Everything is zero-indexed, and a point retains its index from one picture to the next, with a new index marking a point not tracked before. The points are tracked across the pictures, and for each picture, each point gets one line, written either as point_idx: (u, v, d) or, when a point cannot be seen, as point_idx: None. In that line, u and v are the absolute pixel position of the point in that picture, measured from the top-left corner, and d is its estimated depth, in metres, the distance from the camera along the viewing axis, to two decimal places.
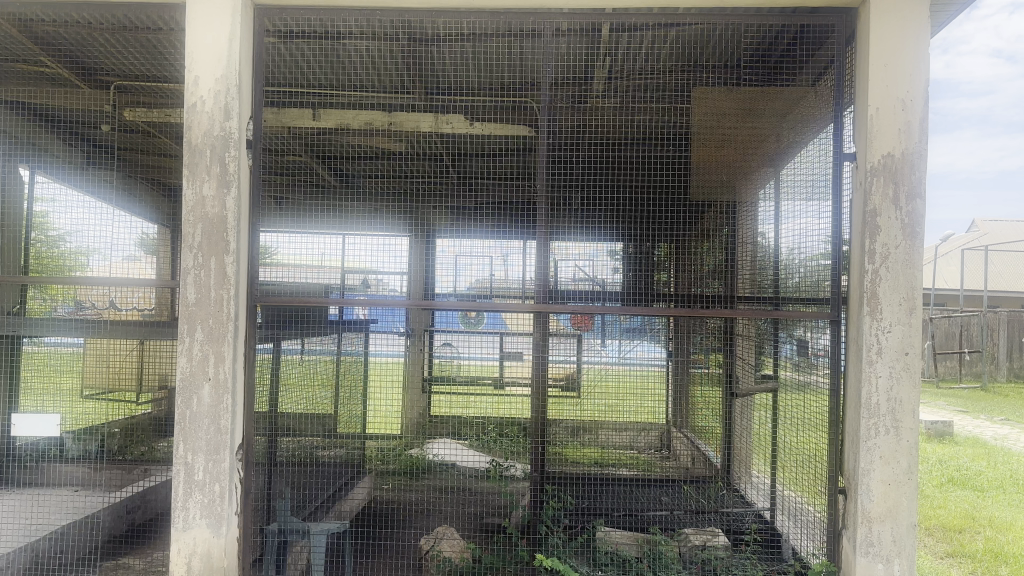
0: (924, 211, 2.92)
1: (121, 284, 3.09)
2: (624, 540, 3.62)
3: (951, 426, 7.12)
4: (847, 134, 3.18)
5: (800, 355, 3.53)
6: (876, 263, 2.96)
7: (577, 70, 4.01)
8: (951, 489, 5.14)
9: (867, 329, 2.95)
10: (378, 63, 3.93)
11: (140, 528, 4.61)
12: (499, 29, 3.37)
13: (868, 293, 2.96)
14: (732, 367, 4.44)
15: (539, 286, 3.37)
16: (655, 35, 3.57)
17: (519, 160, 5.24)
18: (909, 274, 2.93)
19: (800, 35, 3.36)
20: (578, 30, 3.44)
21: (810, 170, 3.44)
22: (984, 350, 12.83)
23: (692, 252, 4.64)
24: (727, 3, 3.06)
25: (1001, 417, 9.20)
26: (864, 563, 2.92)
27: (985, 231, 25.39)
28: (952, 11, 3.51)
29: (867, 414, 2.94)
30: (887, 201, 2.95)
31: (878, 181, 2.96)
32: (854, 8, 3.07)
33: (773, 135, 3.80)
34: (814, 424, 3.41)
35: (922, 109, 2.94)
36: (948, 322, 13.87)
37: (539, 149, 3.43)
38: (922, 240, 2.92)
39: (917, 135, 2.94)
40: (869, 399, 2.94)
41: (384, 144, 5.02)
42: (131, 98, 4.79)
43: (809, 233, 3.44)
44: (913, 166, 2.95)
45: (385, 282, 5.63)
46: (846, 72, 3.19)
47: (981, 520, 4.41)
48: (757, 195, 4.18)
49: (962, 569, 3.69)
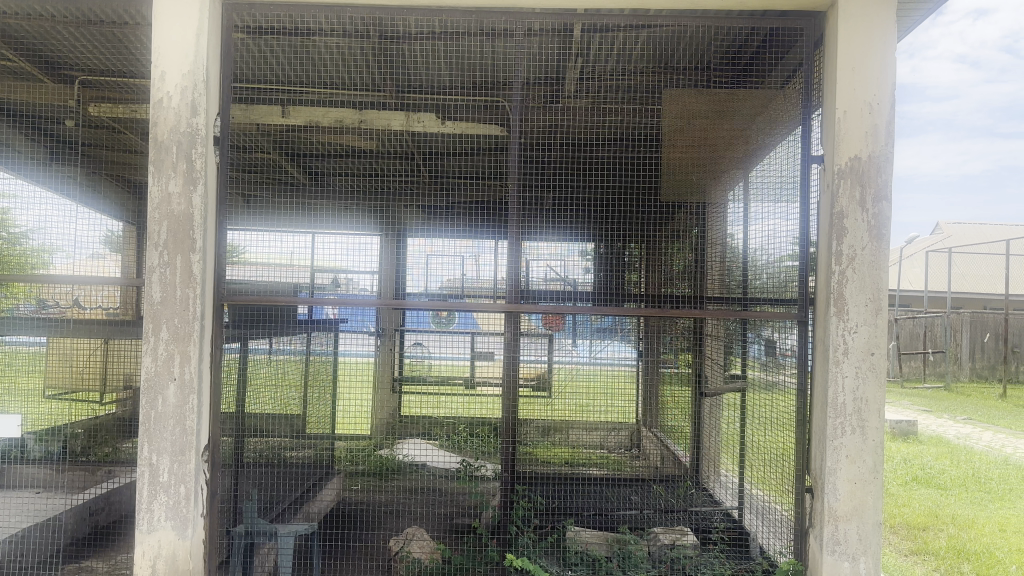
0: (890, 213, 2.97)
1: (84, 282, 3.03)
2: (594, 539, 3.63)
3: (916, 426, 7.25)
4: (814, 136, 3.22)
5: (768, 355, 3.57)
6: (843, 265, 2.99)
7: (549, 70, 4.02)
8: (915, 488, 5.23)
9: (834, 329, 2.98)
10: (350, 60, 3.90)
11: (104, 530, 4.53)
12: (471, 28, 3.37)
13: (835, 294, 2.99)
14: (702, 367, 4.46)
15: (509, 287, 3.36)
16: (626, 37, 3.60)
17: (490, 160, 5.24)
18: (875, 275, 2.97)
19: (770, 38, 3.41)
20: (550, 30, 3.45)
21: (778, 172, 3.48)
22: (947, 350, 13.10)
23: (663, 252, 4.66)
24: (696, 5, 3.08)
25: (965, 416, 9.39)
26: (830, 562, 2.95)
27: (949, 234, 25.91)
28: (917, 16, 3.57)
29: (833, 413, 2.98)
30: (853, 204, 2.99)
31: (845, 183, 3.00)
32: (822, 12, 3.11)
33: (742, 137, 3.83)
34: (781, 424, 3.45)
35: (889, 112, 2.98)
36: (913, 324, 14.16)
37: (510, 148, 3.43)
38: (887, 242, 2.97)
39: (884, 138, 2.98)
40: (835, 398, 2.98)
41: (354, 143, 5.00)
42: (96, 93, 4.71)
43: (776, 234, 3.48)
44: (880, 169, 2.99)
45: (356, 281, 5.58)
46: (814, 75, 3.22)
47: (945, 518, 4.49)
48: (725, 198, 4.20)
49: (926, 567, 3.74)
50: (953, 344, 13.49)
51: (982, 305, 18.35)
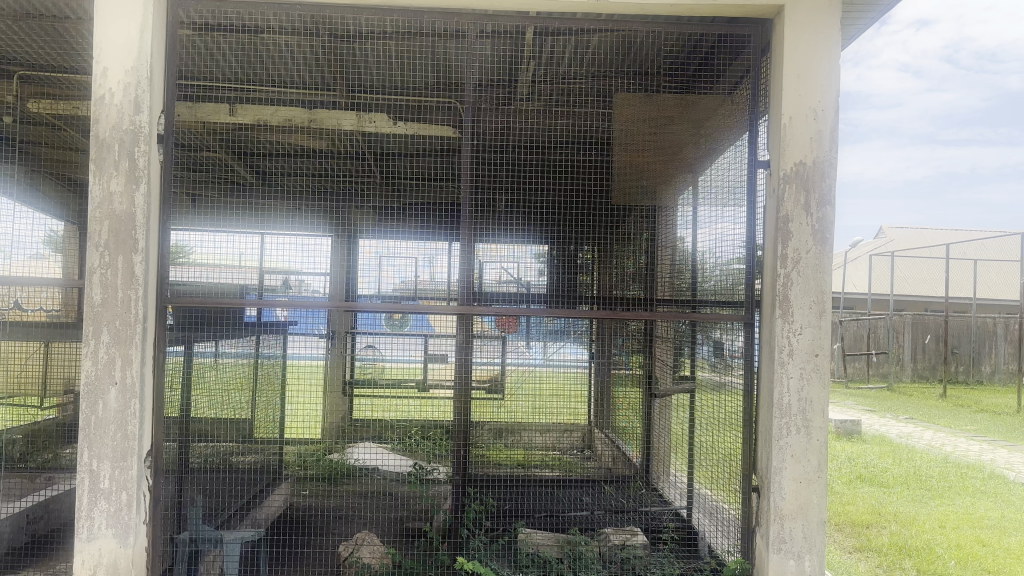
0: (833, 217, 3.03)
1: (20, 283, 2.92)
2: (546, 541, 3.62)
3: (859, 425, 7.42)
4: (761, 142, 3.28)
5: (716, 356, 3.62)
6: (787, 267, 3.05)
7: (500, 72, 4.03)
8: (860, 486, 5.35)
9: (779, 331, 3.04)
10: (300, 59, 3.85)
11: (42, 539, 4.39)
12: (424, 28, 3.35)
13: (780, 297, 3.04)
14: (653, 368, 4.50)
15: (462, 289, 3.36)
16: (577, 41, 3.62)
17: (442, 161, 5.22)
18: (818, 278, 3.03)
19: (718, 45, 3.46)
20: (502, 32, 3.46)
21: (726, 175, 3.53)
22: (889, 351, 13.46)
23: (614, 255, 4.70)
24: (647, 10, 3.12)
25: (906, 415, 9.68)
26: (776, 560, 3.00)
27: (891, 237, 26.64)
28: (860, 26, 3.66)
29: (778, 413, 3.03)
30: (798, 208, 3.05)
31: (790, 188, 3.05)
32: (768, 20, 3.17)
33: (690, 142, 3.88)
34: (728, 424, 3.50)
35: (832, 119, 3.05)
36: (856, 325, 14.52)
37: (463, 150, 3.43)
38: (830, 246, 3.03)
39: (827, 144, 3.05)
40: (780, 399, 3.03)
41: (303, 142, 4.94)
42: (36, 89, 4.57)
43: (725, 238, 3.53)
44: (823, 174, 3.05)
45: (307, 283, 5.51)
46: (761, 82, 3.28)
47: (887, 515, 4.60)
48: (675, 202, 4.25)
49: (869, 563, 3.83)
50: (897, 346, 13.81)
51: (925, 310, 18.93)
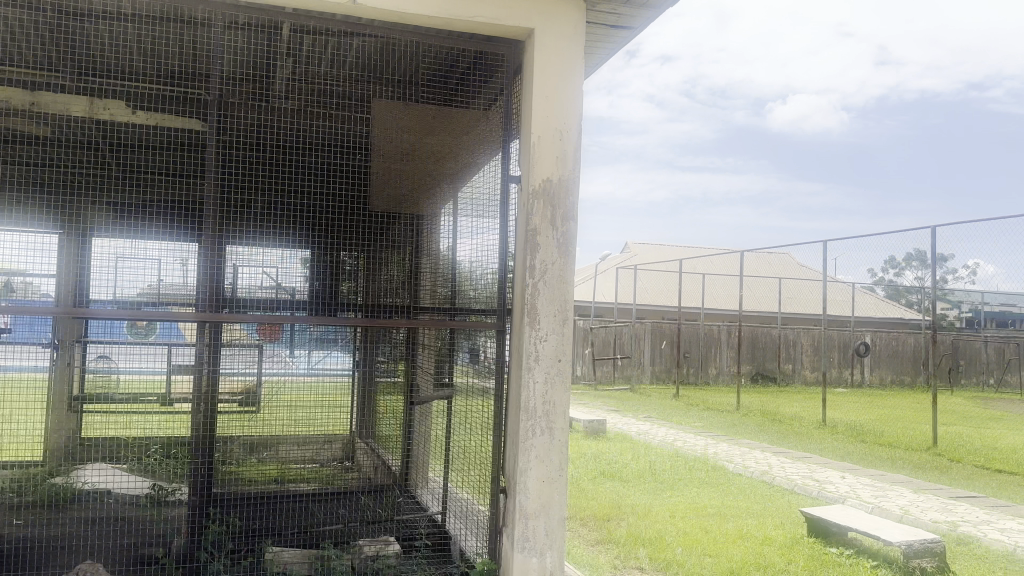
0: (574, 232, 3.25)
1: None
2: (295, 558, 3.45)
3: (605, 425, 8.01)
4: (513, 159, 3.44)
5: (472, 362, 3.72)
6: (534, 278, 3.20)
7: (255, 68, 3.85)
8: (604, 481, 5.77)
9: (527, 338, 3.18)
10: (16, 33, 3.41)
11: None
12: (165, 13, 3.11)
13: (528, 306, 3.19)
14: (414, 377, 4.52)
15: (207, 296, 3.16)
16: (334, 43, 3.55)
17: (194, 159, 4.89)
18: (563, 288, 3.23)
19: (475, 64, 3.57)
20: (252, 26, 3.29)
21: (482, 188, 3.65)
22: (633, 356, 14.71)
23: (378, 262, 4.65)
24: (409, 21, 3.14)
25: (646, 414, 10.68)
26: (520, 559, 3.12)
27: (636, 252, 29.25)
28: (603, 54, 3.98)
29: (525, 416, 3.16)
30: (545, 223, 3.22)
31: (538, 204, 3.21)
32: (519, 42, 3.34)
33: (452, 153, 3.93)
34: (480, 428, 3.61)
35: (575, 140, 3.27)
36: (605, 332, 15.71)
37: (208, 147, 3.23)
38: (572, 258, 3.24)
39: (570, 163, 3.26)
40: (527, 402, 3.17)
41: (26, 128, 4.38)
42: None
43: (480, 248, 3.63)
44: (567, 192, 3.25)
45: (32, 287, 4.89)
46: (513, 101, 3.44)
47: (626, 508, 4.99)
48: (438, 213, 4.30)
49: (608, 555, 4.12)
50: (637, 352, 15.20)
51: (662, 317, 21.05)
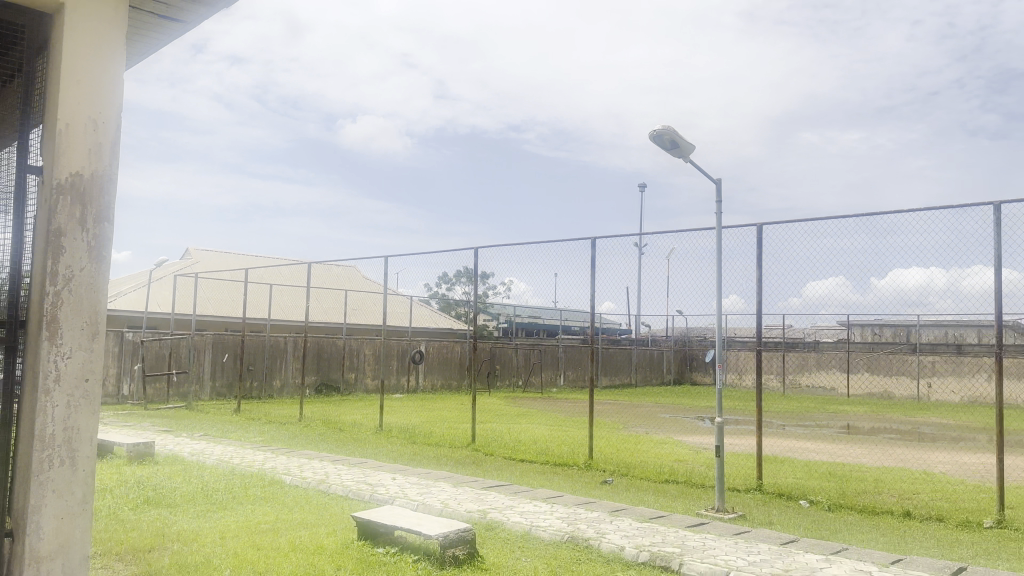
0: (110, 231, 3.37)
1: None
2: None
3: (152, 448, 7.38)
4: (37, 148, 3.43)
5: None
6: (58, 285, 3.22)
7: None
8: (147, 509, 5.29)
9: (46, 354, 3.18)
10: None
11: None
12: None
13: (50, 317, 3.19)
14: None
15: None
16: None
17: None
18: (92, 298, 3.30)
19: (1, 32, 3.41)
20: None
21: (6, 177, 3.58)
22: (191, 372, 13.95)
23: None
24: None
25: (201, 432, 10.11)
26: None
27: (195, 259, 27.58)
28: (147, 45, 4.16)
29: (40, 448, 3.15)
30: (73, 223, 3.27)
31: (66, 202, 3.26)
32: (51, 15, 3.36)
33: None
34: None
35: (112, 132, 3.39)
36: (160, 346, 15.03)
37: None
38: (106, 258, 3.35)
39: (107, 157, 3.38)
40: (44, 432, 3.16)
41: None
42: None
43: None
44: (102, 188, 3.36)
45: None
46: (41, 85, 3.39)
47: (169, 535, 4.65)
48: None
49: None
50: (198, 365, 15.35)
51: (225, 327, 20.29)
